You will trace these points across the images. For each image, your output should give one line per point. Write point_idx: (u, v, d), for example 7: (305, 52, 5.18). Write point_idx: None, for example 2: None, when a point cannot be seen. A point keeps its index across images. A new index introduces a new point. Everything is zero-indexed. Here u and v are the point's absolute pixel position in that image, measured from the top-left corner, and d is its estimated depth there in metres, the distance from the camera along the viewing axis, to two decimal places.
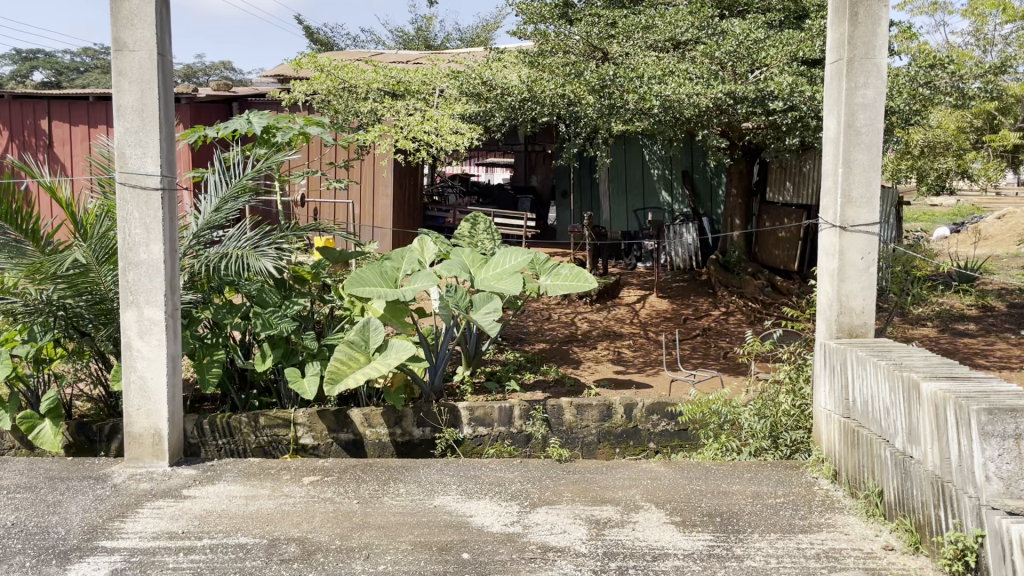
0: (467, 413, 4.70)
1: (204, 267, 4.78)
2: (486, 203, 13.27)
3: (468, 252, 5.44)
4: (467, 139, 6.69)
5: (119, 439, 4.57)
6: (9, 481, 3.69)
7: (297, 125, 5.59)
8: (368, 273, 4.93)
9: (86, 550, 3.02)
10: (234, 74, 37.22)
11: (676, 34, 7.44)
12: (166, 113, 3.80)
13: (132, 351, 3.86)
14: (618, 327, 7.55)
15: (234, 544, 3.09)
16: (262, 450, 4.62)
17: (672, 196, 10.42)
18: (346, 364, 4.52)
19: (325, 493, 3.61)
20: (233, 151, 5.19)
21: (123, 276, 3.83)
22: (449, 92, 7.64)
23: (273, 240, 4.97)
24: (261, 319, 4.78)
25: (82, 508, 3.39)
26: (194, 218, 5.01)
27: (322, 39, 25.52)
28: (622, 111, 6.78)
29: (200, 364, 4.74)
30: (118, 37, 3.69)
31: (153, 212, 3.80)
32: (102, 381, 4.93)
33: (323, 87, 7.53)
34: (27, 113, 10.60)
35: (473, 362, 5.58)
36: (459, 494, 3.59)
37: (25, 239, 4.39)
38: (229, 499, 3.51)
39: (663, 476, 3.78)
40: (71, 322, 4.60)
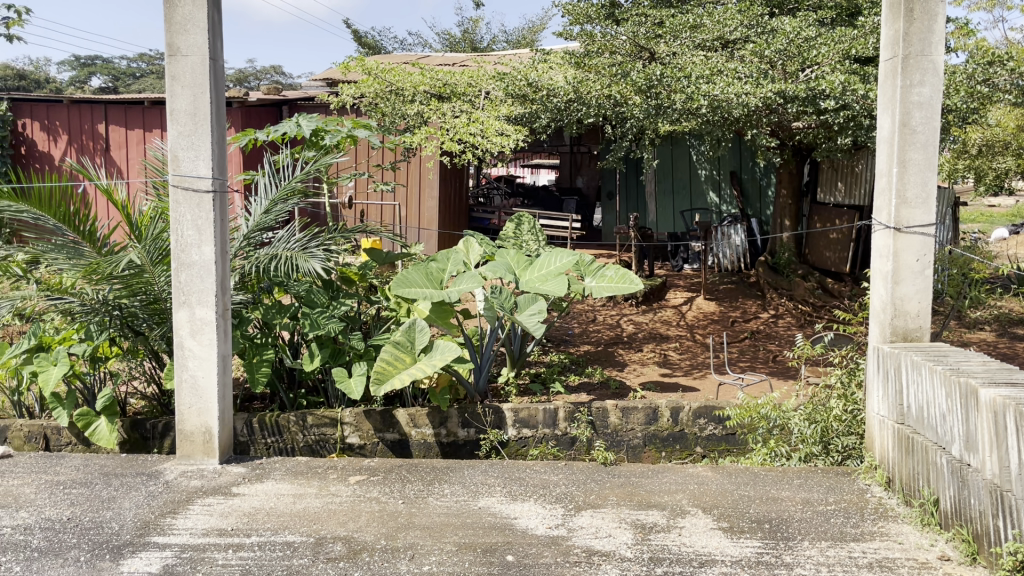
0: (512, 415, 4.69)
1: (254, 268, 4.87)
2: (531, 205, 13.30)
3: (514, 253, 5.44)
4: (513, 140, 6.70)
5: (172, 436, 4.66)
6: (67, 477, 3.79)
7: (345, 128, 5.64)
8: (414, 274, 4.96)
9: (139, 546, 3.08)
10: (284, 76, 37.90)
11: (725, 33, 7.32)
12: (218, 117, 3.87)
13: (185, 350, 3.95)
14: (664, 330, 7.47)
15: (281, 542, 3.12)
16: (309, 449, 4.67)
17: (720, 197, 10.35)
18: (392, 364, 4.55)
19: (371, 492, 3.63)
20: (283, 154, 5.27)
21: (176, 277, 3.92)
22: (495, 94, 7.65)
23: (322, 241, 5.04)
24: (309, 320, 4.83)
25: (135, 504, 3.46)
26: (245, 220, 5.10)
27: (371, 42, 25.96)
28: (669, 111, 6.72)
29: (250, 363, 4.80)
30: (172, 42, 3.77)
31: (205, 213, 3.87)
32: (155, 380, 5.02)
33: (370, 90, 7.63)
34: (84, 117, 10.89)
35: (518, 363, 5.57)
36: (504, 496, 3.58)
37: (81, 240, 4.52)
38: (278, 497, 3.56)
39: (711, 481, 3.73)
40: (126, 322, 4.71)
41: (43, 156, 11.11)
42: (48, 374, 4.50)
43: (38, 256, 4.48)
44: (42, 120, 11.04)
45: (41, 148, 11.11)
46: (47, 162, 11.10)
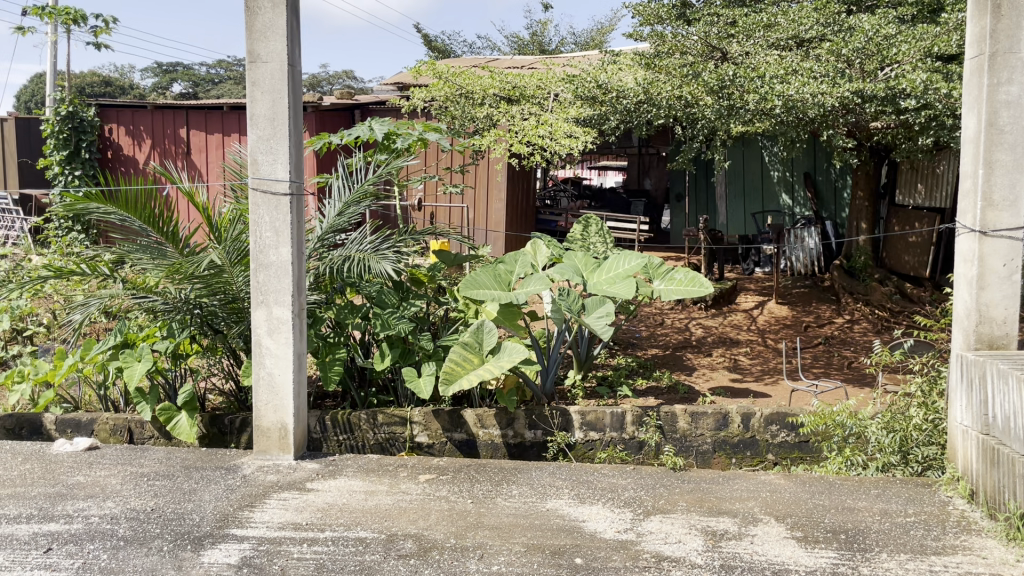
0: (579, 418, 4.68)
1: (328, 269, 4.98)
2: (599, 207, 13.26)
3: (581, 255, 5.43)
4: (582, 142, 6.69)
5: (249, 432, 4.78)
6: (150, 469, 3.94)
7: (416, 131, 5.71)
8: (482, 276, 5.01)
9: (218, 538, 3.18)
10: (355, 80, 38.67)
11: (800, 31, 7.15)
12: (296, 121, 3.97)
13: (262, 348, 4.07)
14: (735, 334, 7.35)
15: (354, 538, 3.18)
16: (380, 447, 4.75)
17: (793, 199, 10.14)
18: (460, 365, 4.59)
19: (441, 491, 3.67)
20: (356, 157, 5.37)
21: (255, 277, 4.04)
22: (564, 96, 7.65)
23: (393, 244, 5.14)
24: (380, 320, 4.91)
25: (215, 497, 3.58)
26: (318, 222, 5.21)
27: (440, 46, 26.27)
28: (742, 112, 6.61)
29: (323, 361, 4.89)
30: (252, 49, 3.89)
31: (283, 216, 3.98)
32: (232, 376, 5.15)
33: (440, 94, 7.73)
34: (167, 122, 11.29)
35: (585, 366, 5.56)
36: (573, 499, 3.58)
37: (165, 240, 4.69)
38: (350, 493, 3.64)
39: (784, 489, 3.66)
40: (205, 320, 4.87)
41: (128, 159, 11.57)
42: (133, 369, 4.67)
43: (124, 255, 4.68)
44: (127, 125, 11.49)
45: (127, 152, 11.56)
46: (132, 166, 11.56)
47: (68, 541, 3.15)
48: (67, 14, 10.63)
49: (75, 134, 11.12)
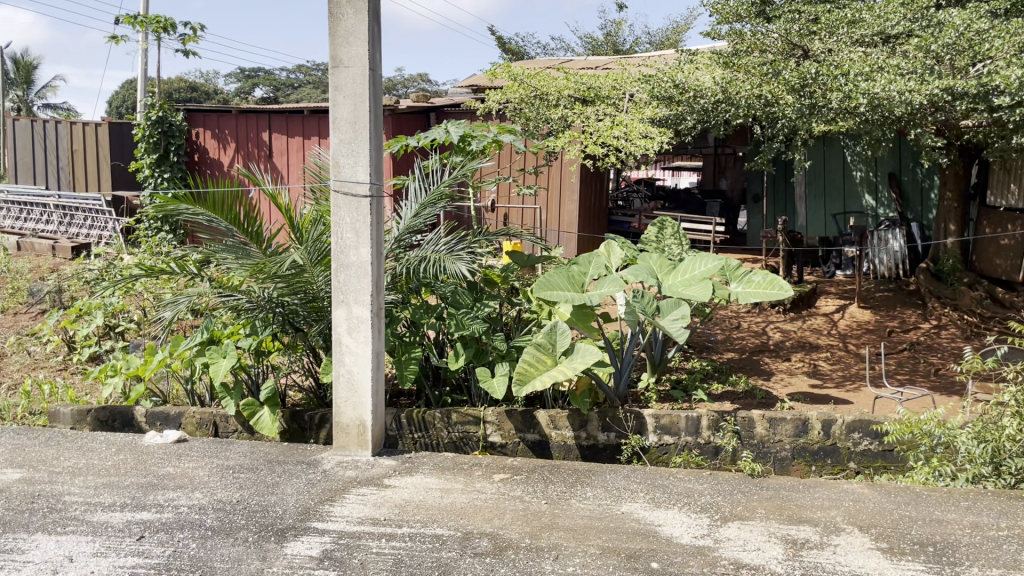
0: (653, 421, 4.64)
1: (404, 270, 5.06)
2: (674, 207, 13.14)
3: (656, 257, 5.38)
4: (658, 143, 6.62)
5: (327, 428, 4.89)
6: (236, 462, 4.07)
7: (491, 133, 5.74)
8: (556, 277, 5.01)
9: (300, 530, 3.27)
10: (430, 83, 39.20)
11: (886, 27, 6.93)
12: (377, 125, 4.05)
13: (342, 346, 4.17)
14: (814, 339, 7.17)
15: (431, 535, 3.23)
16: (454, 446, 4.79)
17: (877, 199, 9.84)
18: (534, 365, 4.61)
19: (515, 491, 3.70)
20: (432, 159, 5.45)
21: (336, 277, 4.15)
22: (639, 96, 7.60)
23: (468, 244, 5.20)
24: (454, 320, 4.97)
25: (296, 490, 3.68)
26: (395, 223, 5.30)
27: (514, 48, 26.41)
28: (825, 111, 6.50)
29: (399, 360, 4.96)
30: (335, 55, 3.98)
31: (363, 218, 4.07)
32: (312, 373, 5.27)
33: (515, 96, 7.76)
34: (250, 126, 11.63)
35: (658, 369, 5.50)
36: (648, 503, 3.56)
37: (249, 240, 4.83)
38: (427, 490, 3.69)
39: (868, 499, 3.55)
40: (287, 319, 5.01)
41: (214, 162, 11.97)
42: (218, 365, 4.84)
43: (211, 255, 4.86)
44: (213, 129, 11.88)
45: (213, 155, 11.96)
46: (218, 168, 11.96)
47: (159, 529, 3.28)
48: (158, 22, 11.06)
49: (164, 137, 11.57)
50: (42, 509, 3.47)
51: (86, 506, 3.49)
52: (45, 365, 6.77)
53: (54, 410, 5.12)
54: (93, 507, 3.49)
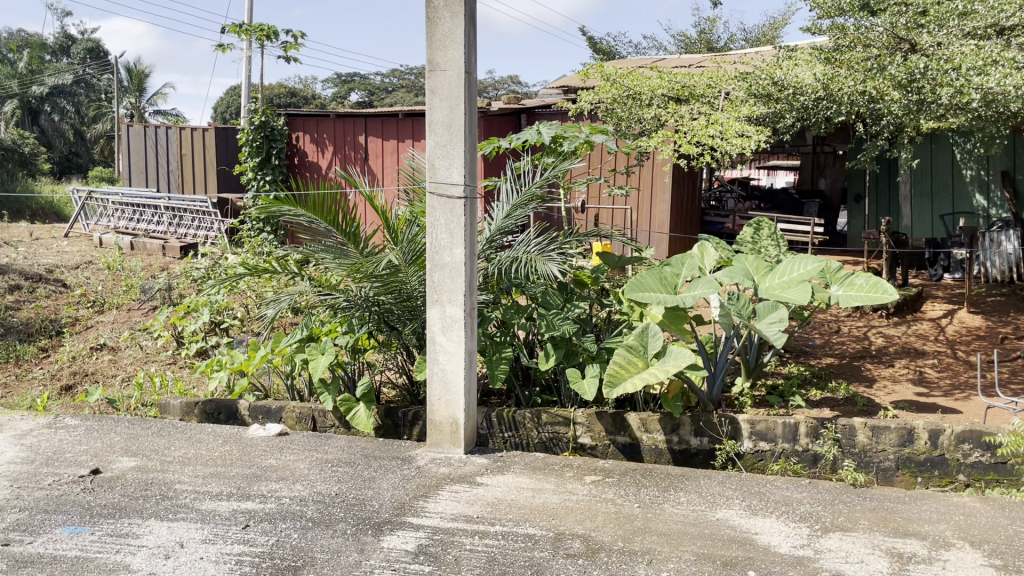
0: (749, 427, 4.53)
1: (496, 271, 5.11)
2: (770, 208, 12.82)
3: (753, 258, 5.26)
4: (755, 142, 6.47)
5: (421, 425, 4.96)
6: (334, 456, 4.19)
7: (583, 133, 5.72)
8: (648, 278, 4.95)
9: (397, 525, 3.34)
10: (521, 85, 39.43)
11: (1000, 19, 6.59)
12: (472, 127, 4.10)
13: (436, 346, 4.25)
14: (920, 345, 6.86)
15: (523, 534, 3.24)
16: (544, 446, 4.80)
17: (989, 199, 9.35)
18: (625, 367, 4.57)
19: (607, 493, 3.68)
20: (524, 160, 5.46)
21: (430, 277, 4.22)
22: (736, 94, 7.42)
23: (559, 245, 5.22)
24: (545, 320, 4.97)
25: (392, 485, 3.76)
26: (487, 224, 5.35)
27: (605, 48, 26.31)
28: (933, 107, 6.25)
29: (490, 360, 4.99)
30: (432, 58, 4.05)
31: (458, 219, 4.13)
32: (406, 371, 5.36)
33: (608, 96, 7.70)
34: (347, 129, 11.96)
35: (753, 373, 5.37)
36: (744, 510, 3.48)
37: (347, 241, 4.97)
38: (518, 490, 3.71)
39: (980, 513, 3.38)
40: (382, 317, 5.12)
41: (312, 165, 12.32)
42: (317, 361, 4.98)
43: (311, 255, 5.01)
44: (312, 133, 12.25)
45: (311, 159, 12.32)
46: (316, 171, 12.31)
47: (263, 519, 3.40)
48: (261, 30, 11.48)
49: (266, 141, 12.01)
50: (155, 496, 3.65)
51: (195, 495, 3.66)
52: (156, 359, 7.13)
53: (165, 402, 5.39)
54: (202, 495, 3.65)
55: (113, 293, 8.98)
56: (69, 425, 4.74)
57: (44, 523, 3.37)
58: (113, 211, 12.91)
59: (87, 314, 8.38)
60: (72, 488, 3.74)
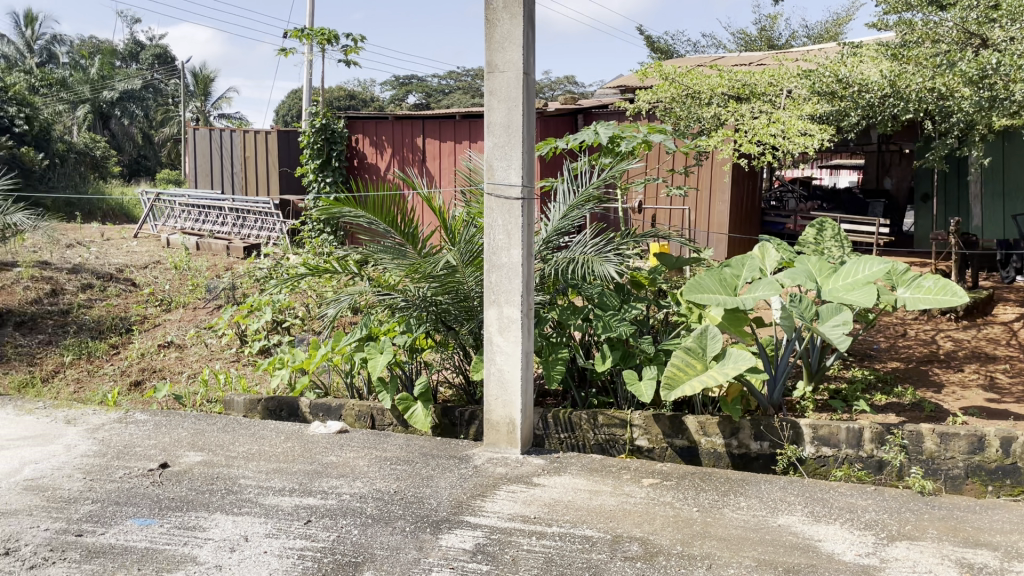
0: (811, 432, 4.43)
1: (553, 271, 5.11)
2: (833, 208, 12.54)
3: (815, 260, 5.15)
4: (818, 141, 6.33)
5: (477, 424, 4.98)
6: (393, 454, 4.25)
7: (641, 133, 5.69)
8: (707, 280, 4.89)
9: (454, 523, 3.36)
10: (577, 86, 39.36)
11: None
12: (530, 128, 4.11)
13: (493, 346, 4.26)
14: (991, 349, 6.63)
15: (581, 535, 3.24)
16: (600, 448, 4.78)
17: None
18: (683, 370, 4.51)
19: (666, 496, 3.64)
20: (581, 161, 5.45)
21: (487, 278, 4.25)
22: (798, 92, 7.29)
23: (616, 246, 5.19)
24: (601, 321, 4.94)
25: (450, 484, 3.79)
26: (544, 224, 5.35)
27: (663, 47, 26.09)
28: (1006, 104, 5.97)
29: (546, 360, 4.98)
30: (491, 60, 4.07)
31: (515, 220, 4.14)
32: (462, 371, 5.39)
33: (666, 95, 7.64)
34: (405, 131, 12.08)
35: (816, 377, 5.25)
36: (807, 516, 3.41)
37: (405, 242, 5.03)
38: (575, 491, 3.70)
39: None
40: (440, 317, 5.15)
41: (371, 167, 12.48)
42: (376, 360, 5.04)
43: (369, 255, 5.09)
44: (371, 136, 12.41)
45: (370, 160, 12.48)
46: (375, 173, 12.47)
47: (324, 515, 3.46)
48: (322, 34, 11.68)
49: (327, 144, 12.21)
50: (221, 490, 3.75)
51: (259, 490, 3.74)
52: (220, 356, 7.31)
53: (229, 398, 5.51)
54: (265, 491, 3.74)
55: (179, 292, 9.24)
56: (138, 420, 4.89)
57: (115, 515, 3.48)
58: (179, 212, 13.29)
59: (155, 312, 8.63)
60: (142, 481, 3.87)
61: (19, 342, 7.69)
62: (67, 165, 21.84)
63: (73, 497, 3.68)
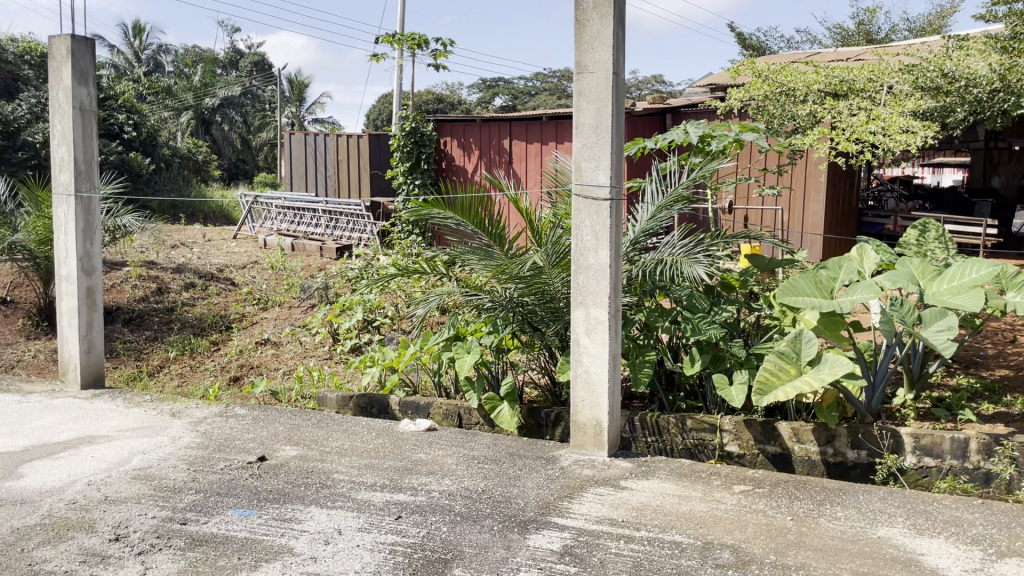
0: (912, 441, 4.25)
1: (640, 273, 5.05)
2: (935, 208, 12.00)
3: (918, 261, 4.93)
4: (921, 138, 6.07)
5: (563, 425, 4.97)
6: (480, 453, 4.28)
7: (732, 132, 5.58)
8: (802, 282, 4.75)
9: (542, 524, 3.37)
10: (665, 85, 38.92)
11: None
12: (619, 128, 4.08)
13: (580, 347, 4.25)
14: None
15: (670, 540, 3.19)
16: (689, 452, 4.70)
17: None
18: (776, 375, 4.41)
19: (757, 504, 3.56)
20: (670, 160, 5.36)
21: (575, 279, 4.24)
22: (900, 88, 7.00)
23: (706, 247, 5.09)
24: (690, 324, 4.85)
25: (537, 485, 3.80)
26: (632, 225, 5.31)
27: (754, 44, 25.55)
28: None
29: (633, 363, 4.93)
30: (581, 60, 4.06)
31: (603, 221, 4.12)
32: (548, 372, 5.38)
33: (759, 93, 7.49)
34: (493, 133, 12.18)
35: (916, 385, 5.03)
36: (908, 528, 3.27)
37: (493, 243, 5.06)
38: (664, 496, 3.65)
39: None
40: (526, 319, 5.17)
41: (459, 169, 12.62)
42: (463, 360, 5.09)
43: (457, 256, 5.14)
44: (459, 138, 12.54)
45: (458, 163, 12.62)
46: (462, 175, 12.61)
47: (414, 511, 3.52)
48: (413, 39, 11.89)
49: (416, 147, 12.43)
50: (315, 484, 3.86)
51: (351, 484, 3.83)
52: (314, 354, 7.52)
53: (322, 395, 5.67)
54: (358, 486, 3.82)
55: (275, 292, 9.55)
56: (238, 414, 5.08)
57: (217, 505, 3.63)
58: (276, 214, 13.74)
59: (253, 311, 8.94)
60: (241, 473, 4.01)
61: (127, 338, 8.09)
62: (171, 170, 22.82)
63: (178, 486, 3.85)
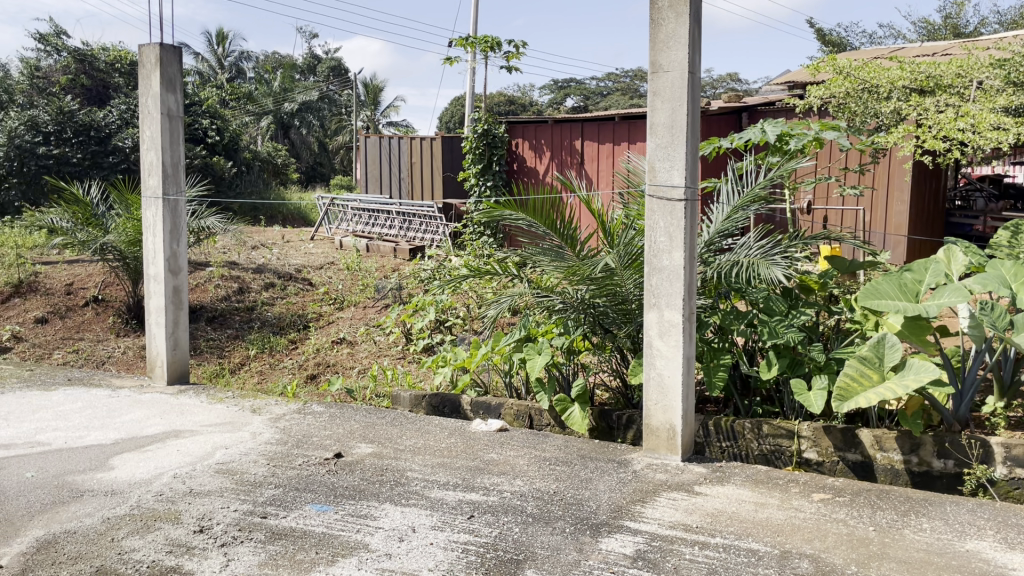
0: (1003, 451, 4.06)
1: (715, 275, 4.98)
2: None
3: (1009, 264, 4.71)
4: (1015, 134, 5.77)
5: (635, 428, 4.92)
6: (552, 454, 4.28)
7: (812, 131, 5.45)
8: (885, 285, 4.59)
9: (614, 527, 3.34)
10: (740, 83, 38.23)
11: None
12: (694, 128, 4.02)
13: (653, 350, 4.21)
14: None
15: (746, 548, 3.13)
16: (765, 459, 4.60)
17: None
18: (856, 381, 4.28)
19: (837, 513, 3.46)
20: (746, 160, 5.26)
21: (648, 280, 4.20)
22: (991, 83, 6.65)
23: (784, 248, 4.97)
24: (767, 328, 4.75)
25: (609, 488, 3.77)
26: (706, 226, 5.24)
27: (833, 40, 24.90)
28: None
29: (708, 366, 4.86)
30: (655, 60, 4.01)
31: (677, 222, 4.07)
32: (620, 374, 5.32)
33: (840, 90, 7.31)
34: (564, 134, 12.17)
35: (1008, 393, 4.80)
36: (999, 542, 3.13)
37: (564, 244, 5.06)
38: (740, 502, 3.58)
39: None
40: (597, 320, 5.12)
41: (530, 170, 12.64)
42: (534, 361, 5.11)
43: (529, 257, 5.15)
44: (530, 139, 12.55)
45: (529, 164, 12.64)
46: (534, 176, 12.62)
47: (486, 510, 3.54)
48: (486, 42, 11.97)
49: (489, 148, 12.57)
50: (390, 481, 3.92)
51: (425, 483, 3.88)
52: (388, 353, 7.63)
53: (396, 394, 5.75)
54: (431, 484, 3.87)
55: (351, 291, 9.74)
56: (315, 411, 5.20)
57: (295, 500, 3.72)
58: (351, 216, 14.02)
59: (329, 310, 9.14)
60: (319, 469, 4.11)
61: (210, 336, 8.37)
62: (252, 173, 23.50)
63: (259, 480, 3.96)
